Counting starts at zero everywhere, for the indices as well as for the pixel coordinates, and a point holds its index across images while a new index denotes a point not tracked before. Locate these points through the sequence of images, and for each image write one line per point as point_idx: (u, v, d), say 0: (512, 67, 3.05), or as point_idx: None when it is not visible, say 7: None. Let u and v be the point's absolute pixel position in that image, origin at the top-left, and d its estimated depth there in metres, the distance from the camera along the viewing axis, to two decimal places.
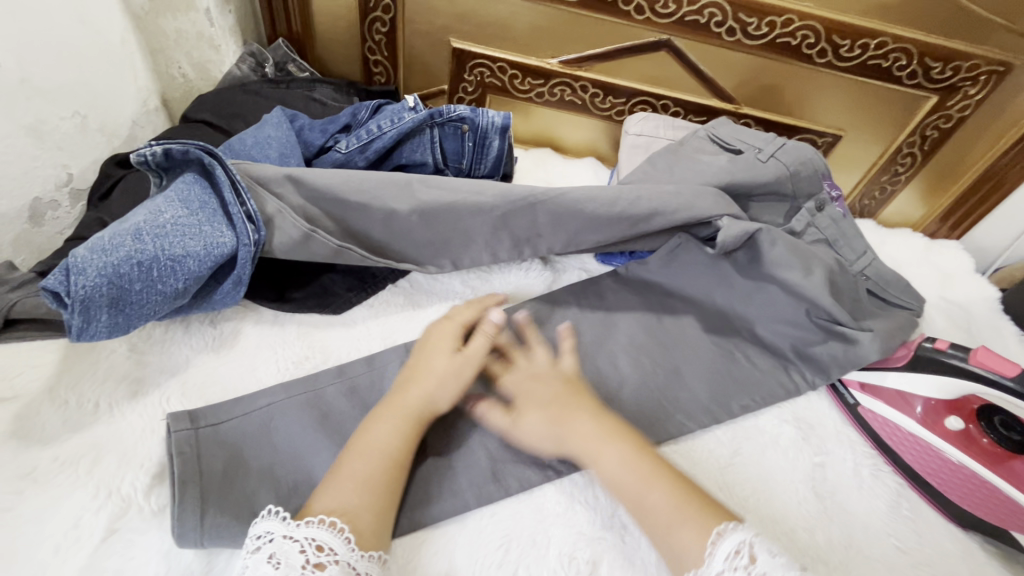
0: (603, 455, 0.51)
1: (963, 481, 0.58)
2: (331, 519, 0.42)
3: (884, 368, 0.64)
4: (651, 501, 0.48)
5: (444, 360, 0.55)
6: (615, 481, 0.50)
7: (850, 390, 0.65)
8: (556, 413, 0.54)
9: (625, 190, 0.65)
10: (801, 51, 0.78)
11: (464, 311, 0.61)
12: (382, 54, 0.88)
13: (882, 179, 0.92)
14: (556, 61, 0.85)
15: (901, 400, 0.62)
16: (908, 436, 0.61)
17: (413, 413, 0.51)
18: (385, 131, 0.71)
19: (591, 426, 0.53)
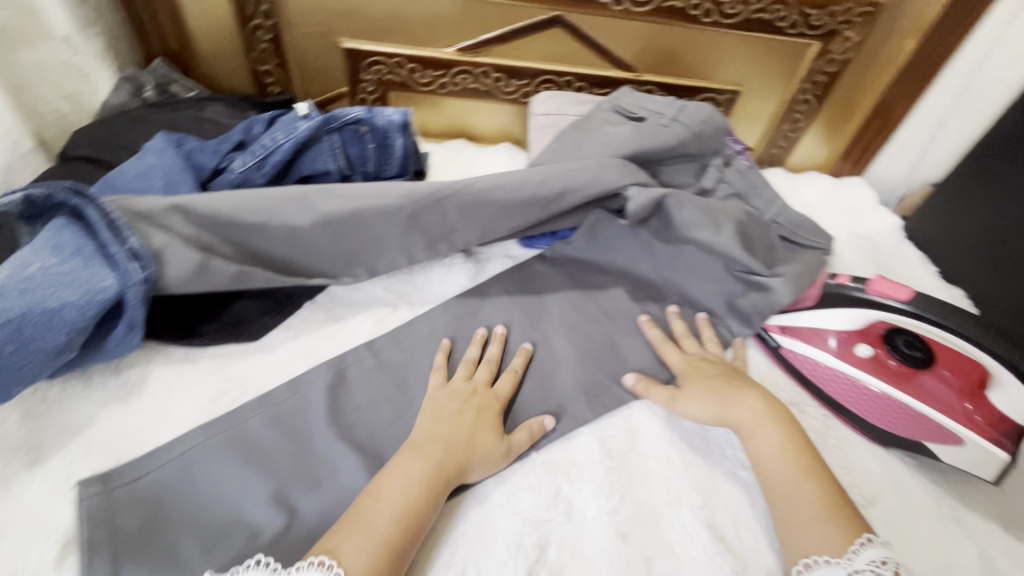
0: (756, 437, 0.55)
1: (880, 404, 0.61)
2: (323, 560, 0.41)
3: (796, 310, 0.66)
4: (803, 492, 0.50)
5: (492, 441, 0.53)
6: (773, 465, 0.53)
7: (771, 334, 0.67)
8: (722, 395, 0.58)
9: (531, 172, 0.64)
10: (688, 13, 0.79)
11: (504, 382, 0.59)
12: (272, 63, 0.84)
13: (784, 128, 0.95)
14: (453, 50, 0.83)
15: (818, 337, 0.65)
16: (829, 370, 0.64)
17: (446, 476, 0.49)
18: (280, 143, 0.69)
19: (778, 440, 0.54)
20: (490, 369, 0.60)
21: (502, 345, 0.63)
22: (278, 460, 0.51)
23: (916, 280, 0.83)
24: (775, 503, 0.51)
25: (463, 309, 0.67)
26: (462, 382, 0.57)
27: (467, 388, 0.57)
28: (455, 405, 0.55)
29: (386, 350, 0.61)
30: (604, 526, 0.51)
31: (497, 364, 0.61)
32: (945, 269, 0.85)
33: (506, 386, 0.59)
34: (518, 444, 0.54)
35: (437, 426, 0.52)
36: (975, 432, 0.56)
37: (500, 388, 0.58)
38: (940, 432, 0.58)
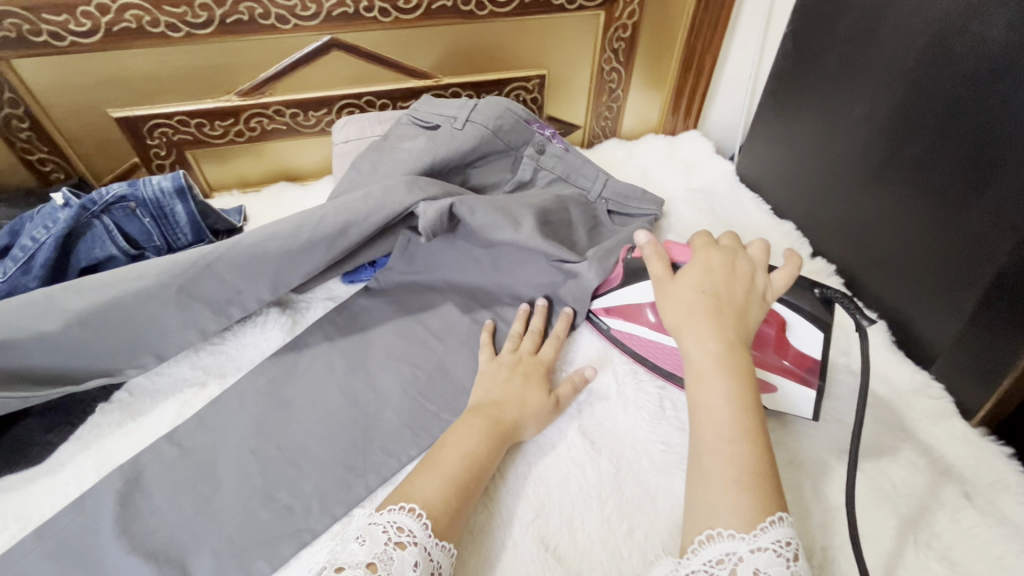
0: (706, 383, 0.44)
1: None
2: (410, 506, 0.44)
3: (611, 289, 0.65)
4: (736, 454, 0.41)
5: (542, 397, 0.57)
6: (707, 418, 0.43)
7: (600, 318, 0.66)
8: (694, 310, 0.47)
9: (309, 213, 0.61)
10: (460, 9, 0.77)
11: (547, 347, 0.63)
12: (44, 150, 0.78)
13: (603, 100, 0.94)
14: (235, 95, 0.78)
15: (634, 313, 0.63)
16: (652, 343, 0.62)
17: (505, 432, 0.53)
18: (40, 241, 0.62)
19: (723, 393, 0.44)
20: (535, 338, 0.63)
21: (544, 315, 0.66)
22: None
23: (751, 220, 0.83)
24: (696, 454, 0.43)
25: (277, 369, 0.63)
26: (509, 354, 0.61)
27: (513, 358, 0.61)
28: (504, 374, 0.59)
29: (189, 437, 0.57)
30: None
31: (540, 332, 0.64)
32: (775, 205, 0.85)
33: (550, 351, 0.62)
34: (563, 397, 0.59)
35: (492, 395, 0.57)
36: (784, 377, 0.56)
37: (543, 353, 0.62)
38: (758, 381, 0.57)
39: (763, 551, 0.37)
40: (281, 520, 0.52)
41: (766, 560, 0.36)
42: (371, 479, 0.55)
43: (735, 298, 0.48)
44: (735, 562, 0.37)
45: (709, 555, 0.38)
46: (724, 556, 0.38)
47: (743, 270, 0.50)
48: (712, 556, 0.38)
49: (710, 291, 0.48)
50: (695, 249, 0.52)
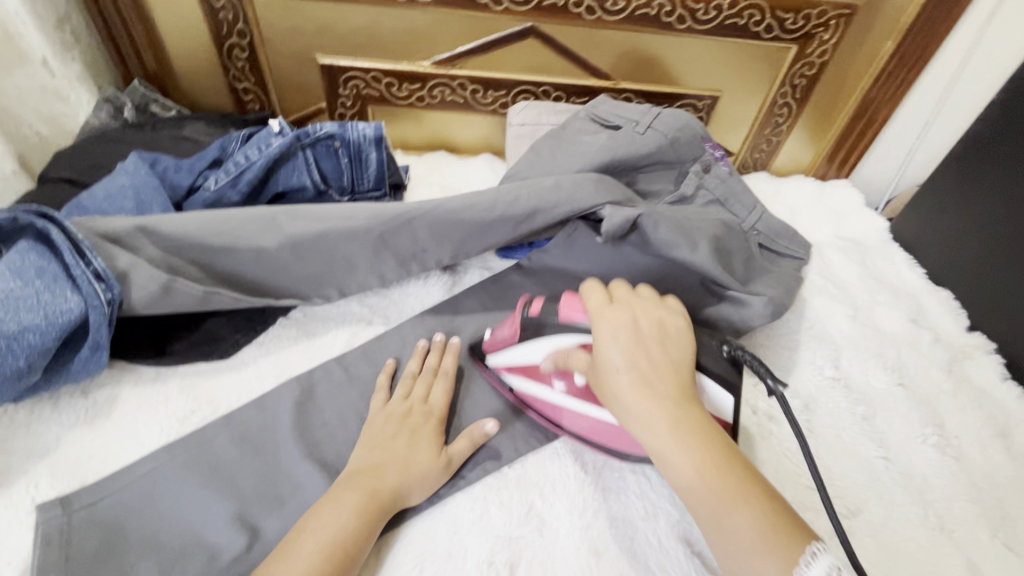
0: (672, 459, 0.43)
1: (613, 432, 0.54)
2: None
3: (508, 347, 0.59)
4: (731, 521, 0.40)
5: (429, 458, 0.51)
6: (689, 490, 0.42)
7: (504, 375, 0.60)
8: (633, 385, 0.47)
9: (503, 190, 0.64)
10: (661, 20, 0.79)
11: (438, 393, 0.57)
12: (251, 81, 0.85)
13: (766, 132, 0.94)
14: (428, 63, 0.83)
15: (536, 371, 0.57)
16: (557, 405, 0.56)
17: (381, 506, 0.47)
18: (253, 160, 0.69)
19: (692, 460, 0.43)
20: (428, 382, 0.58)
21: (440, 354, 0.61)
22: (241, 480, 0.50)
23: (902, 282, 0.82)
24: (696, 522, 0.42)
25: (436, 322, 0.66)
26: (399, 402, 0.55)
27: (404, 407, 0.55)
28: (391, 427, 0.53)
29: (356, 365, 0.61)
30: (577, 541, 0.50)
31: (435, 372, 0.59)
32: (931, 270, 0.82)
33: (443, 398, 0.57)
34: (456, 455, 0.53)
35: (371, 454, 0.51)
36: None
37: (434, 401, 0.57)
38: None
39: None
40: None
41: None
42: (519, 444, 0.57)
43: (643, 364, 0.48)
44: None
45: None
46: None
47: (644, 327, 0.51)
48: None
49: (625, 358, 0.48)
50: (600, 311, 0.52)
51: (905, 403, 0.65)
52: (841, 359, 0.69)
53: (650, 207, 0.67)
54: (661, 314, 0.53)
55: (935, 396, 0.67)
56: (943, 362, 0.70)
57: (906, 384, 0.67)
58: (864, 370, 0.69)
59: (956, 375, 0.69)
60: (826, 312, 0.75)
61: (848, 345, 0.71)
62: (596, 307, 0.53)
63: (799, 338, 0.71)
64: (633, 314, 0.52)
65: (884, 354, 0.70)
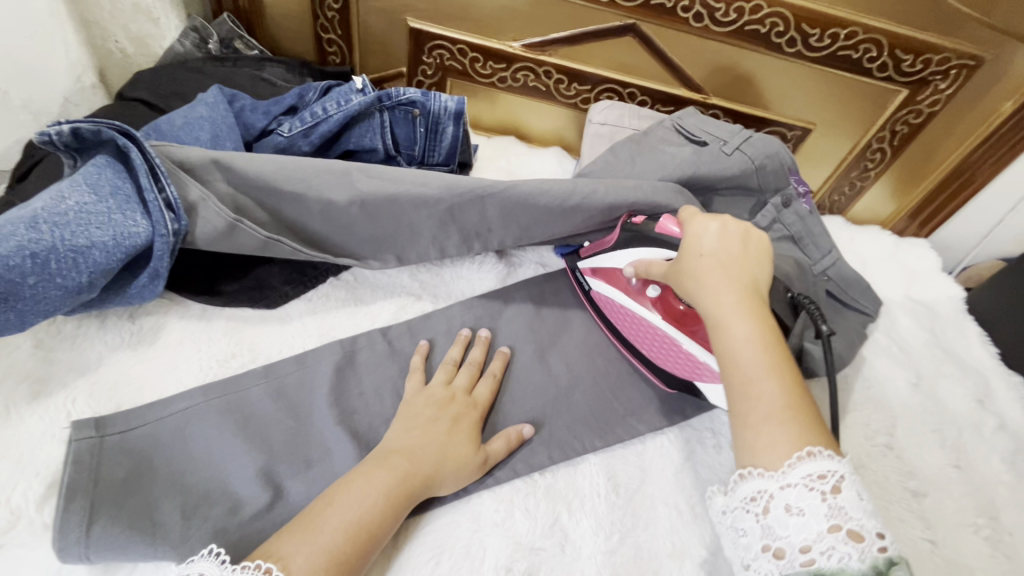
0: (724, 328, 0.43)
1: (668, 350, 0.57)
2: (267, 566, 0.36)
3: (601, 251, 0.62)
4: (760, 390, 0.40)
5: (468, 451, 0.50)
6: (731, 354, 0.42)
7: (585, 277, 0.65)
8: (709, 263, 0.46)
9: (581, 182, 0.62)
10: (769, 39, 0.75)
11: (482, 386, 0.56)
12: (338, 33, 0.84)
13: (851, 174, 0.89)
14: (518, 45, 0.81)
15: (617, 275, 0.61)
16: (627, 312, 0.60)
17: (411, 490, 0.45)
18: (330, 114, 0.67)
19: (749, 331, 0.42)
20: (471, 374, 0.57)
21: (485, 348, 0.60)
22: (272, 436, 0.49)
23: (970, 357, 0.77)
24: (728, 394, 0.41)
25: (484, 310, 0.64)
26: (442, 387, 0.54)
27: (446, 394, 0.54)
28: (431, 412, 0.51)
29: (400, 339, 0.59)
30: (598, 566, 0.48)
31: (478, 366, 0.58)
32: (1006, 351, 0.77)
33: (486, 392, 0.56)
34: (494, 455, 0.52)
35: (409, 434, 0.49)
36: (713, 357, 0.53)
37: (478, 394, 0.55)
38: (712, 373, 0.53)
39: (793, 488, 0.36)
40: None
41: (797, 495, 0.35)
42: (553, 450, 0.55)
43: (728, 254, 0.47)
44: (767, 501, 0.36)
45: (748, 493, 0.38)
46: (757, 495, 0.37)
47: (737, 230, 0.49)
48: (747, 494, 0.38)
49: (708, 251, 0.47)
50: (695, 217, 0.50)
51: (959, 488, 0.61)
52: (897, 427, 0.66)
53: None
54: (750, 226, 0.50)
55: (993, 485, 0.62)
56: (1006, 453, 0.65)
57: (963, 468, 0.63)
58: (920, 443, 0.65)
59: (1020, 468, 0.64)
60: (886, 375, 0.71)
61: (906, 415, 0.67)
62: (688, 212, 0.52)
63: (853, 397, 0.68)
64: (725, 217, 0.50)
65: (943, 431, 0.66)
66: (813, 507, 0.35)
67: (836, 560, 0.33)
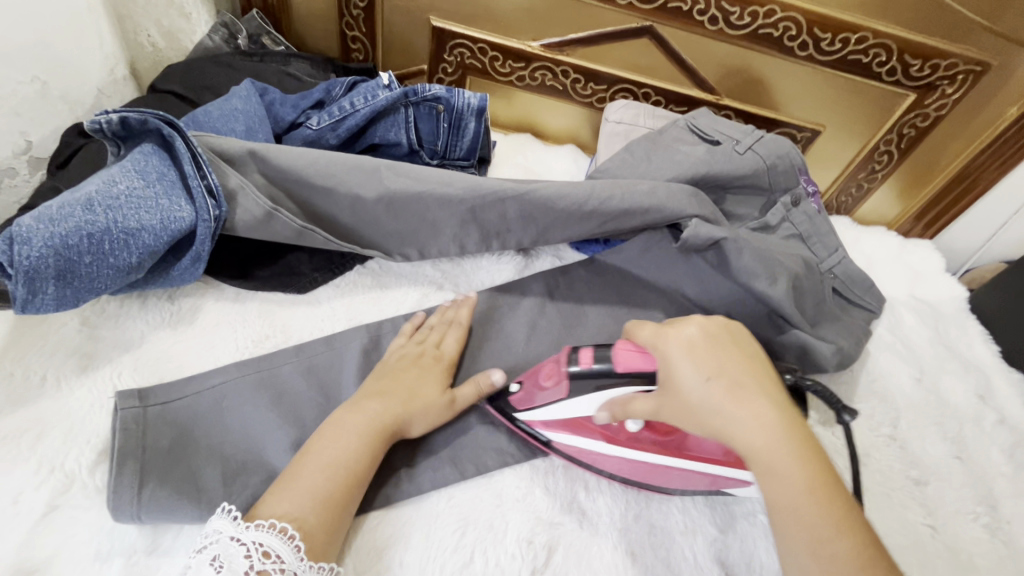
0: (774, 478, 0.39)
1: (669, 475, 0.51)
2: (281, 525, 0.40)
3: (548, 404, 0.51)
4: (833, 550, 0.36)
5: (434, 395, 0.52)
6: (788, 512, 0.38)
7: (535, 430, 0.53)
8: (723, 392, 0.41)
9: (598, 186, 0.64)
10: (782, 43, 0.78)
11: (452, 341, 0.58)
12: (362, 30, 0.87)
13: (859, 176, 0.92)
14: (537, 45, 0.84)
15: (581, 422, 0.51)
16: (607, 455, 0.52)
17: (381, 433, 0.48)
18: (358, 108, 0.70)
19: (799, 479, 0.38)
20: (442, 330, 0.59)
21: (456, 303, 0.62)
22: (304, 412, 0.52)
23: (972, 355, 0.79)
24: (793, 550, 0.38)
25: (503, 300, 0.66)
26: (413, 344, 0.56)
27: (417, 349, 0.56)
28: (403, 365, 0.54)
29: None
30: (614, 541, 0.50)
31: (452, 322, 0.60)
32: (1007, 349, 0.80)
33: (454, 346, 0.58)
34: (462, 398, 0.54)
35: (381, 383, 0.52)
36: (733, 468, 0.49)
37: (447, 347, 0.58)
38: (734, 479, 0.51)
39: None
40: (487, 432, 0.56)
41: None
42: None
43: (744, 375, 0.42)
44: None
45: None
46: None
47: (721, 333, 0.44)
48: None
49: (715, 376, 0.42)
50: (664, 335, 0.44)
51: (960, 477, 0.64)
52: (900, 419, 0.68)
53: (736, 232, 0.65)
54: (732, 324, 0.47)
55: (992, 477, 0.65)
56: (1005, 446, 0.68)
57: (963, 459, 0.66)
58: (922, 435, 0.67)
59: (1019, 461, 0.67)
60: (891, 370, 0.73)
61: (909, 409, 0.69)
62: (654, 333, 0.45)
63: (858, 390, 0.70)
64: (695, 319, 0.45)
65: (944, 424, 0.68)
66: None
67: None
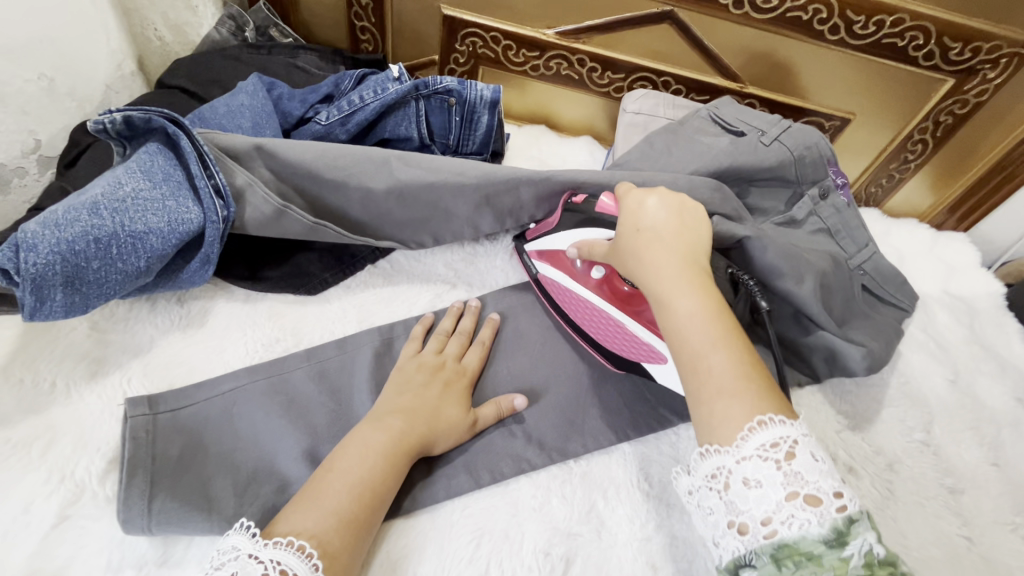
0: (672, 303, 0.42)
1: (607, 329, 0.57)
2: (300, 543, 0.38)
3: (545, 231, 0.61)
4: (710, 364, 0.39)
5: (458, 415, 0.52)
6: (676, 330, 0.41)
7: (531, 260, 0.63)
8: (650, 239, 0.46)
9: (617, 181, 0.61)
10: (812, 26, 0.73)
11: (473, 355, 0.57)
12: (371, 21, 0.85)
13: (890, 166, 0.87)
14: (552, 32, 0.80)
15: (561, 256, 0.59)
16: (570, 294, 0.59)
17: (407, 451, 0.47)
18: (367, 102, 0.67)
19: (692, 305, 0.41)
20: (461, 342, 0.58)
21: (475, 318, 0.60)
22: (316, 418, 0.51)
23: (1009, 354, 0.75)
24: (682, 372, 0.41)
25: (518, 299, 0.64)
26: (433, 354, 0.55)
27: (437, 360, 0.55)
28: (423, 378, 0.53)
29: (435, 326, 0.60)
30: (634, 553, 0.48)
31: (468, 336, 0.59)
32: None
33: (475, 360, 0.57)
34: (484, 419, 0.53)
35: (401, 399, 0.50)
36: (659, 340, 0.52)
37: (467, 361, 0.57)
38: (657, 355, 0.53)
39: (748, 460, 0.36)
40: (503, 437, 0.54)
41: (753, 467, 0.35)
42: (586, 440, 0.55)
43: (665, 232, 0.46)
44: (727, 476, 0.36)
45: (709, 470, 0.38)
46: (717, 472, 0.37)
47: (676, 201, 0.48)
48: (707, 471, 0.38)
49: (643, 226, 0.46)
50: (626, 195, 0.50)
51: (997, 485, 0.61)
52: (933, 424, 0.65)
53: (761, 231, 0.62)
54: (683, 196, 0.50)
55: None
56: None
57: (1001, 466, 0.63)
58: (956, 441, 0.64)
59: None
60: (924, 371, 0.69)
61: (943, 412, 0.66)
62: (624, 188, 0.51)
63: (889, 392, 0.67)
64: (659, 190, 0.49)
65: (981, 429, 0.65)
66: (768, 477, 0.35)
67: (796, 526, 0.34)
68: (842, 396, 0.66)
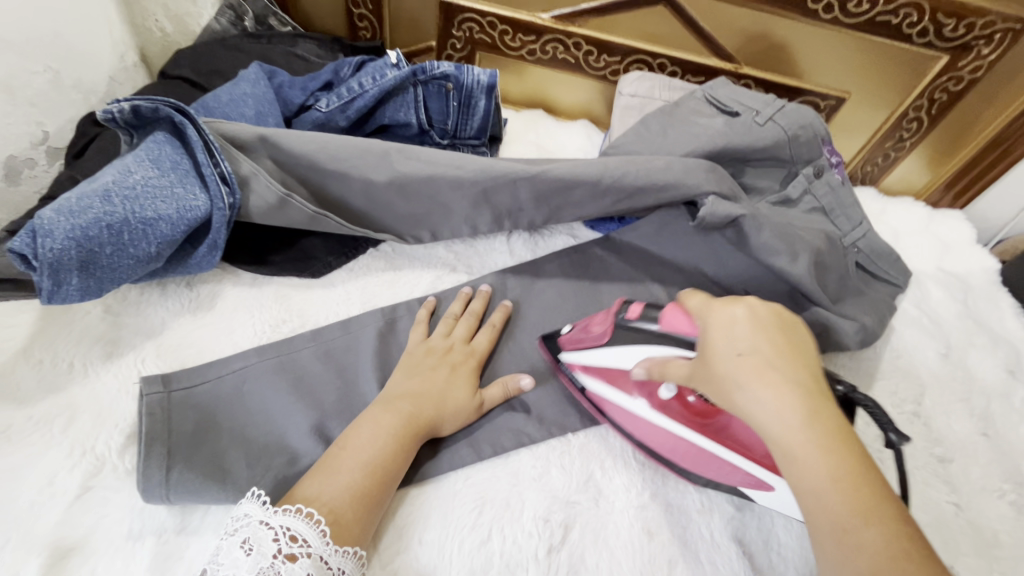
0: (800, 457, 0.35)
1: (691, 456, 0.51)
2: (308, 510, 0.41)
3: (594, 348, 0.54)
4: (861, 541, 0.32)
5: (464, 396, 0.53)
6: (811, 497, 0.34)
7: (576, 374, 0.56)
8: (755, 370, 0.38)
9: (613, 163, 0.62)
10: (806, 6, 0.74)
11: (481, 338, 0.59)
12: (368, 8, 0.86)
13: (886, 145, 0.88)
14: (548, 16, 0.81)
15: (617, 374, 0.54)
16: (638, 418, 0.53)
17: (417, 432, 0.49)
18: (366, 89, 0.69)
19: (827, 464, 0.34)
20: (469, 325, 0.59)
21: (485, 301, 0.62)
22: (323, 395, 0.53)
23: (1001, 329, 0.76)
24: (820, 540, 0.34)
25: (517, 281, 0.66)
26: (441, 338, 0.57)
27: (445, 344, 0.57)
28: (431, 361, 0.55)
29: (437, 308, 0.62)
30: (630, 519, 0.50)
31: (477, 318, 0.60)
32: None
33: (484, 342, 0.59)
34: (489, 400, 0.55)
35: (410, 382, 0.52)
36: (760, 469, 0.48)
37: (476, 343, 0.58)
38: (750, 477, 0.49)
39: None
40: (504, 413, 0.56)
41: None
42: (585, 416, 0.57)
43: (771, 354, 0.39)
44: None
45: None
46: None
47: (767, 315, 0.41)
48: None
49: (745, 352, 0.39)
50: (711, 309, 0.43)
51: (986, 454, 0.62)
52: (924, 396, 0.66)
53: (756, 210, 0.63)
54: (780, 309, 0.43)
55: (1020, 454, 0.63)
56: None
57: (990, 436, 0.64)
58: (946, 412, 0.65)
59: None
60: (916, 346, 0.71)
61: (934, 385, 0.68)
62: (701, 301, 0.45)
63: (881, 367, 0.68)
64: (745, 299, 0.43)
65: (971, 400, 0.67)
66: None
67: None
68: (836, 371, 0.67)
